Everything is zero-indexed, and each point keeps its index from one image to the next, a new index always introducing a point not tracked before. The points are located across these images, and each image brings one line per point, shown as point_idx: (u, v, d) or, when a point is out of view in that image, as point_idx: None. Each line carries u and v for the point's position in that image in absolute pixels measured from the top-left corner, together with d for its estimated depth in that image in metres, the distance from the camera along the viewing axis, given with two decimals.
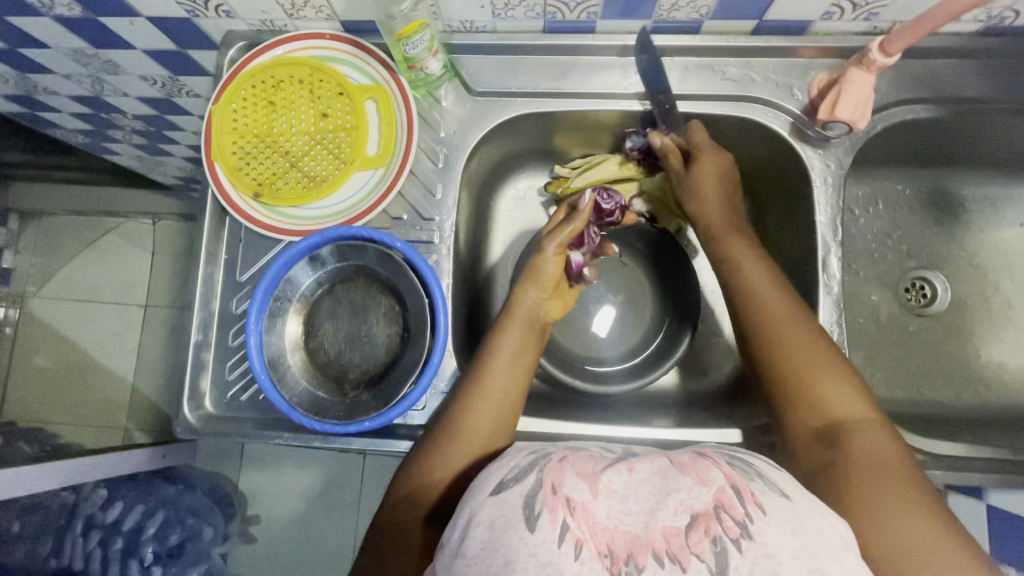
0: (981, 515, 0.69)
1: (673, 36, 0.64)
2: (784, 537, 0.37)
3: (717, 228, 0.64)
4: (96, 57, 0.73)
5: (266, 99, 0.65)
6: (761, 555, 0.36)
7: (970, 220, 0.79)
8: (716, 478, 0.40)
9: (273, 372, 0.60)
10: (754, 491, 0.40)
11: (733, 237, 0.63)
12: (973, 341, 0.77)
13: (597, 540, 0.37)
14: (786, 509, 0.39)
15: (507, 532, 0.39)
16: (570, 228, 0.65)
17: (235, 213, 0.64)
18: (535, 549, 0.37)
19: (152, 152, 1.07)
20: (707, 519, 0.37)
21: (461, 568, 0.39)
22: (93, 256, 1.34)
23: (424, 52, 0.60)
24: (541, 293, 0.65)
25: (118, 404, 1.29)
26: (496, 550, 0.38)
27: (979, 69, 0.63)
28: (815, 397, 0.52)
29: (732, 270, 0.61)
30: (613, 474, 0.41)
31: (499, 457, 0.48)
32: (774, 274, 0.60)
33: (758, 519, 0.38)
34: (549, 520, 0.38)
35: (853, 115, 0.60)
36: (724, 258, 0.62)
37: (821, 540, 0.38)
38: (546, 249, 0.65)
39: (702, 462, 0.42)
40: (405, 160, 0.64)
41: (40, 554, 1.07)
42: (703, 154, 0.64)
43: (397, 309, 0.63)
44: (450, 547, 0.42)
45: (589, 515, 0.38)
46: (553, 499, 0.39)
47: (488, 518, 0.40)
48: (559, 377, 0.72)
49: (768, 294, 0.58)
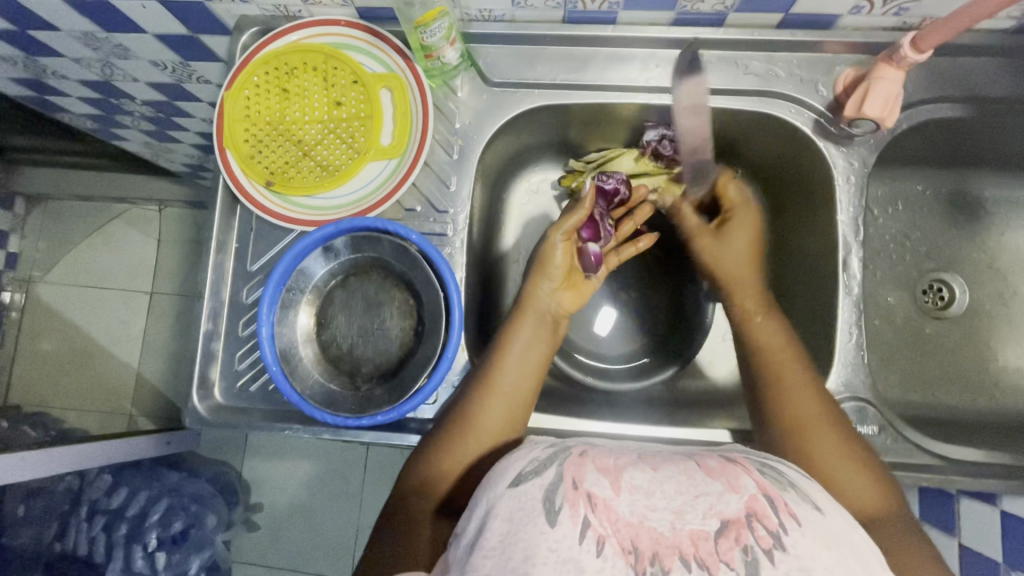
0: (995, 521, 0.68)
1: (695, 28, 0.62)
2: (818, 550, 0.36)
3: (750, 308, 0.63)
4: (106, 41, 0.72)
5: (279, 87, 0.63)
6: (796, 568, 0.35)
7: (991, 222, 0.77)
8: (747, 485, 0.40)
9: (285, 364, 0.60)
10: (788, 502, 0.39)
11: (768, 320, 0.61)
12: (991, 346, 0.76)
13: (620, 536, 0.37)
14: (819, 522, 0.38)
15: (526, 526, 0.38)
16: (576, 218, 0.65)
17: (247, 201, 0.63)
18: (556, 544, 0.37)
19: (160, 138, 1.06)
20: (738, 527, 0.37)
21: (477, 560, 0.38)
22: (99, 242, 1.33)
23: (441, 41, 0.59)
24: (552, 285, 0.64)
25: (123, 391, 1.29)
26: (515, 542, 0.38)
27: (1008, 67, 0.62)
28: (835, 479, 0.50)
29: (770, 360, 0.58)
30: (635, 471, 0.41)
31: (519, 449, 0.48)
32: (806, 367, 0.57)
33: (792, 530, 0.37)
34: (571, 515, 0.38)
35: (881, 112, 0.58)
36: (760, 343, 0.59)
37: (854, 552, 0.37)
38: (552, 240, 0.65)
39: (731, 469, 0.42)
40: (420, 151, 0.63)
41: (45, 538, 1.09)
42: (736, 210, 0.69)
43: (412, 303, 0.63)
44: (467, 538, 0.41)
45: (612, 511, 0.38)
46: (574, 494, 0.39)
47: (507, 511, 0.40)
48: (569, 374, 0.76)
49: (799, 385, 0.55)
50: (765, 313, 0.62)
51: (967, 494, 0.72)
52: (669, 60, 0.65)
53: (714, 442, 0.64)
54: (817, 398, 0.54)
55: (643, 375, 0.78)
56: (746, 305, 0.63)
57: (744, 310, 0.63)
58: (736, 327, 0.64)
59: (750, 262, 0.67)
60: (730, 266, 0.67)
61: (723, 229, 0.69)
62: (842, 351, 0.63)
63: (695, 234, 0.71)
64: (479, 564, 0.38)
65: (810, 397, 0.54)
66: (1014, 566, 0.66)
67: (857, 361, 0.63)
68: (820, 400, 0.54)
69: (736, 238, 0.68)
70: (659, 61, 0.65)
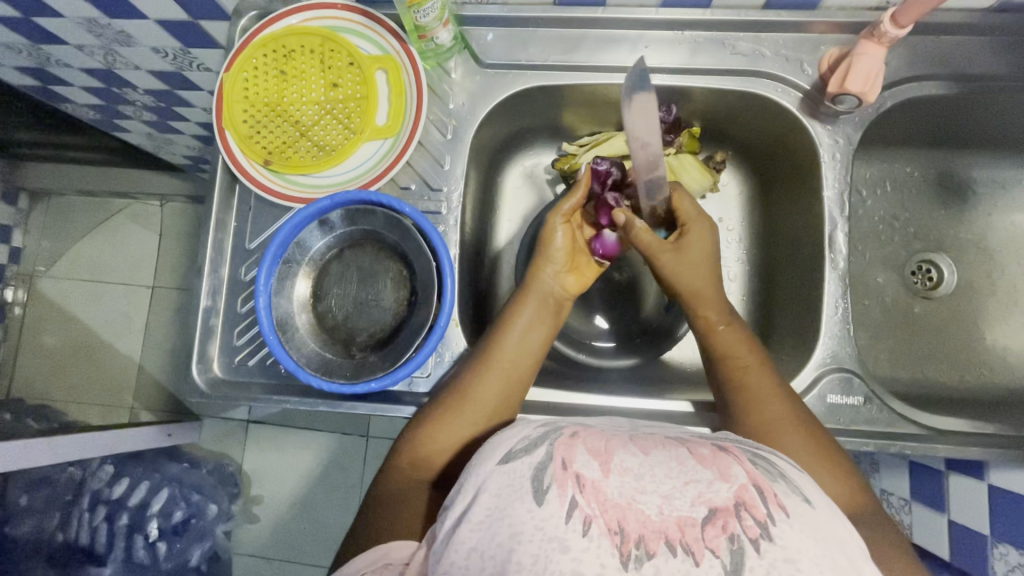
0: (983, 496, 0.69)
1: (683, 10, 0.64)
2: (803, 541, 0.37)
3: (713, 318, 0.61)
4: (108, 28, 0.73)
5: (277, 69, 0.65)
6: (781, 558, 0.36)
7: (978, 203, 0.79)
8: (738, 475, 0.40)
9: (281, 334, 0.61)
10: (778, 493, 0.40)
11: (731, 329, 0.60)
12: (979, 325, 0.76)
13: (607, 516, 0.38)
14: (808, 514, 0.39)
15: (513, 503, 0.40)
16: (577, 197, 0.66)
17: (246, 180, 0.65)
18: (542, 523, 0.38)
19: (161, 129, 1.08)
20: (725, 516, 0.38)
21: (466, 533, 0.40)
22: (103, 237, 1.35)
23: (435, 22, 0.60)
24: (556, 267, 0.65)
25: (126, 383, 1.30)
26: (502, 518, 0.40)
27: (990, 47, 0.63)
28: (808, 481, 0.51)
29: (736, 365, 0.58)
30: (626, 454, 0.42)
31: (508, 427, 0.48)
32: (768, 370, 0.58)
33: (780, 521, 0.38)
34: (558, 495, 0.39)
35: (863, 88, 0.60)
36: (723, 351, 0.59)
37: (839, 545, 0.38)
38: (552, 224, 0.66)
39: (723, 457, 0.43)
40: (414, 130, 0.64)
41: (47, 526, 1.06)
42: (692, 224, 0.63)
43: (405, 275, 0.65)
44: (453, 513, 0.43)
45: (600, 492, 0.39)
46: (563, 474, 0.40)
47: (496, 487, 0.41)
48: (564, 352, 0.78)
49: (766, 394, 0.55)
50: (727, 322, 0.60)
51: (954, 470, 0.73)
52: (657, 41, 0.66)
53: (704, 415, 0.65)
54: (782, 401, 0.55)
55: (636, 352, 0.79)
56: (709, 314, 0.61)
57: (707, 322, 0.61)
58: (698, 337, 0.62)
59: (707, 277, 0.62)
60: (687, 282, 0.62)
61: (679, 244, 0.62)
62: (828, 325, 0.64)
63: (654, 252, 0.62)
64: (467, 536, 0.40)
65: (776, 401, 0.55)
66: (1001, 539, 0.67)
67: (843, 333, 0.64)
68: (784, 405, 0.55)
69: (693, 254, 0.62)
70: (648, 42, 0.66)
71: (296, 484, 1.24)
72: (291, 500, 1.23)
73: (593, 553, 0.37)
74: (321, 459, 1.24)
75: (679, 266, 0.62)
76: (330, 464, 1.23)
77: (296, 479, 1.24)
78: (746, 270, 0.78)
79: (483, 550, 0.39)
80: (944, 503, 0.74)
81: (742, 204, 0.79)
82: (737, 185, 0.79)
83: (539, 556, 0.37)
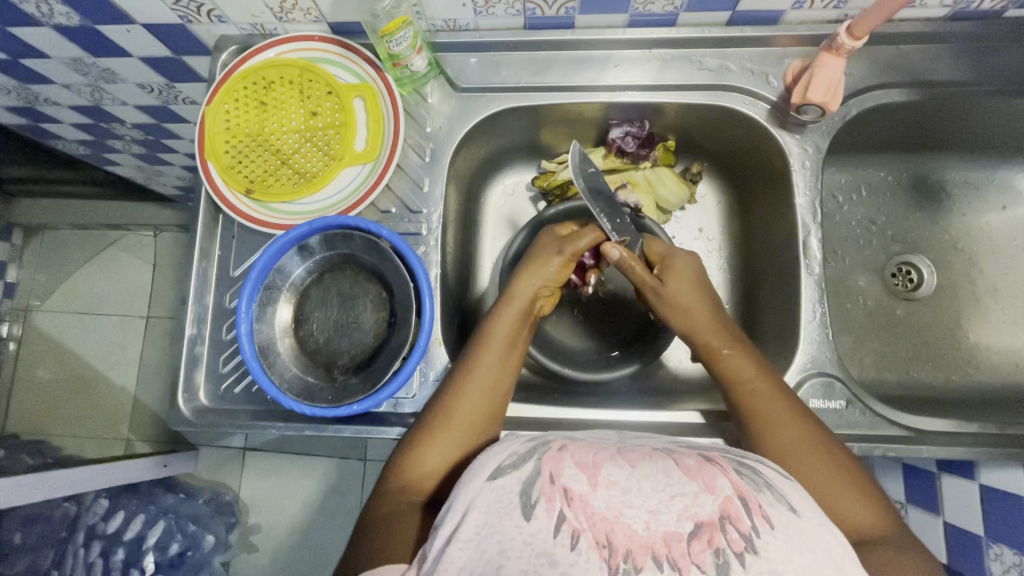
0: (975, 495, 0.69)
1: (649, 29, 0.66)
2: (788, 552, 0.37)
3: (715, 342, 0.59)
4: (94, 66, 0.75)
5: (258, 100, 0.67)
6: (766, 570, 0.36)
7: (952, 204, 0.80)
8: (723, 487, 0.40)
9: (263, 359, 0.62)
10: (762, 504, 0.40)
11: (736, 352, 0.57)
12: (962, 324, 0.77)
13: (595, 530, 0.38)
14: (793, 524, 0.38)
15: (502, 519, 0.40)
16: (587, 242, 0.65)
17: (228, 210, 0.66)
18: (531, 538, 0.38)
19: (150, 161, 1.09)
20: (711, 530, 0.38)
21: (454, 552, 0.40)
22: (96, 269, 1.33)
23: (408, 49, 0.62)
24: (544, 286, 0.64)
25: (120, 414, 1.28)
26: (490, 535, 0.39)
27: (951, 54, 0.65)
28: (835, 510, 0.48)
29: (743, 390, 0.55)
30: (614, 467, 0.42)
31: (496, 443, 0.48)
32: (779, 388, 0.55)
33: (765, 533, 0.38)
34: (546, 509, 0.39)
35: (825, 97, 0.61)
36: (730, 376, 0.57)
37: (826, 555, 0.38)
38: (557, 255, 0.64)
39: (709, 468, 0.42)
40: (392, 155, 0.65)
41: (42, 565, 1.05)
42: (666, 262, 0.64)
43: (384, 295, 0.66)
44: (442, 533, 0.42)
45: (587, 505, 0.39)
46: (550, 488, 0.40)
47: (484, 504, 0.41)
48: (548, 365, 0.73)
49: (781, 420, 0.53)
50: (730, 345, 0.58)
51: (948, 469, 0.73)
52: (627, 60, 0.68)
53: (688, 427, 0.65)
54: (800, 422, 0.52)
55: (635, 358, 0.74)
56: (710, 340, 0.59)
57: (709, 349, 0.59)
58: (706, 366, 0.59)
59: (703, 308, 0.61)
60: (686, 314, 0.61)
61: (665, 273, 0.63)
62: (806, 329, 0.65)
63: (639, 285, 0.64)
64: (456, 555, 0.39)
65: (791, 424, 0.52)
66: (996, 539, 0.67)
67: (822, 338, 0.65)
68: (805, 429, 0.52)
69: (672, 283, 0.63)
70: (617, 62, 0.68)
71: (292, 512, 1.22)
72: (286, 528, 1.21)
73: (582, 568, 0.37)
74: (317, 484, 1.22)
75: (670, 299, 0.62)
76: (326, 490, 1.22)
77: (291, 506, 1.22)
78: (727, 280, 0.79)
79: (472, 568, 0.38)
80: (939, 505, 0.74)
81: (720, 213, 0.80)
82: (715, 196, 0.80)
83: (526, 571, 0.37)
